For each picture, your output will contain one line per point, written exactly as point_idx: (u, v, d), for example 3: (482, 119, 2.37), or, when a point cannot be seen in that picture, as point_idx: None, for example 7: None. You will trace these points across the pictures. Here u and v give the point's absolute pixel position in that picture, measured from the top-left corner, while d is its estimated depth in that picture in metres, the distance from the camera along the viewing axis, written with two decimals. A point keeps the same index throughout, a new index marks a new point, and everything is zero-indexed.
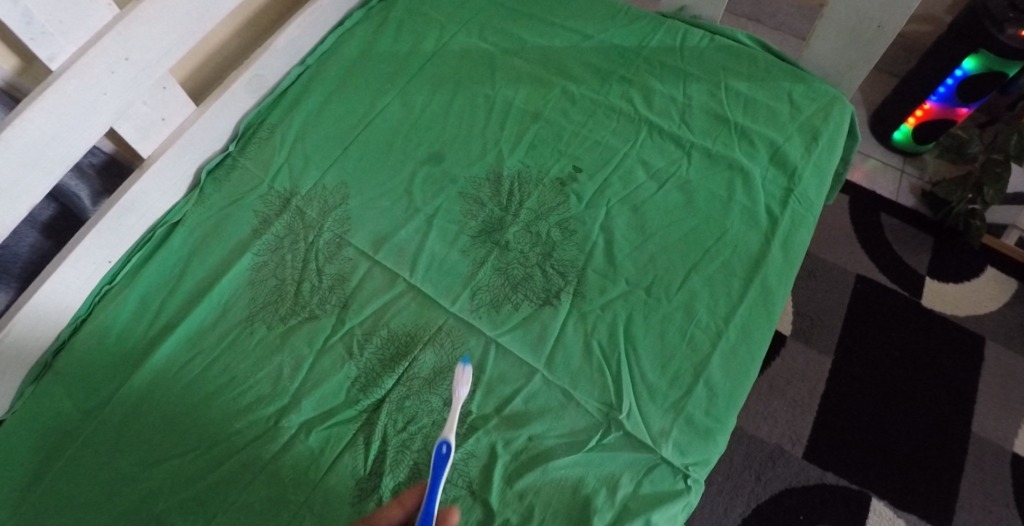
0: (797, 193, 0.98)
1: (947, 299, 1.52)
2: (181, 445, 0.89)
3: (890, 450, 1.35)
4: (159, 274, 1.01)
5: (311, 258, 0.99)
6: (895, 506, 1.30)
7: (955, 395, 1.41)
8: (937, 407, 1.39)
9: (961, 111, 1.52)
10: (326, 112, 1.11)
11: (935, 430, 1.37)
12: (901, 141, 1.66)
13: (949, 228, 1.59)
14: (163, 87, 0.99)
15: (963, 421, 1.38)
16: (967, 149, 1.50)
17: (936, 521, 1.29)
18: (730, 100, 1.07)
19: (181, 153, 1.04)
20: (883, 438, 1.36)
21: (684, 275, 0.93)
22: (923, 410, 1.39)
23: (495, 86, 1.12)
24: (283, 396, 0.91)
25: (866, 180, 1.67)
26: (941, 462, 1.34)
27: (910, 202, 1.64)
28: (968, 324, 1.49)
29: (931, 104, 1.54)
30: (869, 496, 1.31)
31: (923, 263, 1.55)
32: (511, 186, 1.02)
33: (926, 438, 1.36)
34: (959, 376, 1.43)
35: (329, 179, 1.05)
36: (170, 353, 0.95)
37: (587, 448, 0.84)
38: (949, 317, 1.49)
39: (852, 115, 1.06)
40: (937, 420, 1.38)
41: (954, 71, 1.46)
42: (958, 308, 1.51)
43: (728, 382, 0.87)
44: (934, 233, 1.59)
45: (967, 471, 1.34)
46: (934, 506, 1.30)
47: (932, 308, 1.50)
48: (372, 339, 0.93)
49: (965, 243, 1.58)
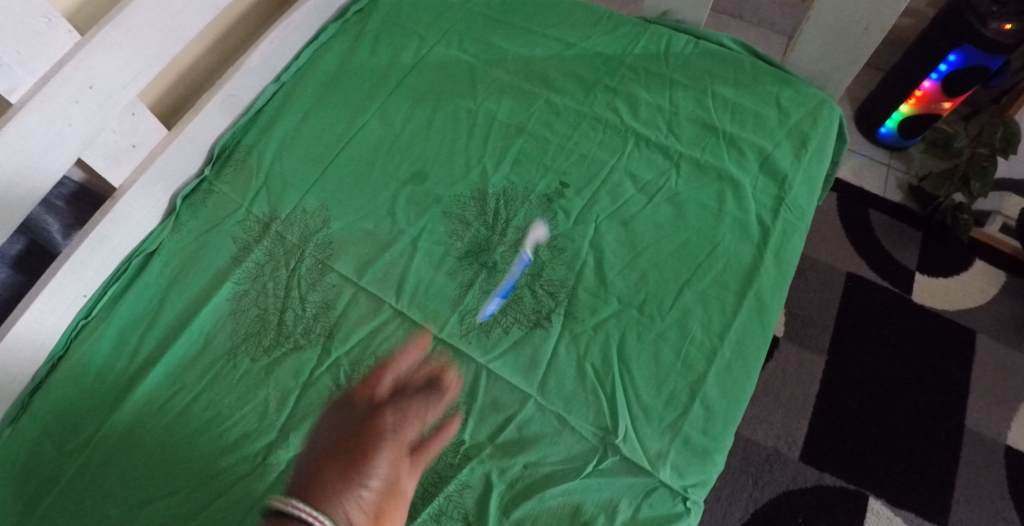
0: (788, 201, 0.96)
1: (937, 294, 1.51)
2: (165, 485, 0.86)
3: (886, 448, 1.34)
4: (136, 306, 0.98)
5: (293, 286, 0.96)
6: (892, 504, 1.30)
7: (947, 391, 1.41)
8: (930, 404, 1.39)
9: (946, 105, 1.53)
10: (303, 131, 1.08)
11: (929, 427, 1.37)
12: (888, 136, 1.66)
13: (937, 222, 1.59)
14: (133, 112, 0.96)
15: (956, 417, 1.38)
16: (954, 144, 1.49)
17: (934, 519, 1.29)
18: (718, 106, 1.04)
19: (155, 179, 1.01)
20: (878, 437, 1.35)
21: (677, 290, 0.91)
22: (917, 407, 1.38)
23: (477, 99, 1.09)
24: (270, 431, 0.88)
25: (854, 175, 1.67)
26: (936, 459, 1.34)
27: (897, 197, 1.63)
28: (959, 319, 1.49)
29: (916, 100, 1.54)
30: (866, 496, 1.30)
31: (912, 259, 1.55)
32: (496, 203, 1.00)
33: (920, 435, 1.36)
34: (951, 372, 1.43)
35: (309, 202, 1.02)
36: (151, 389, 0.92)
37: (583, 474, 0.82)
38: (940, 313, 1.49)
39: (841, 118, 1.04)
40: (930, 417, 1.38)
41: (937, 66, 1.45)
42: (948, 303, 1.50)
43: (726, 400, 0.85)
44: (921, 228, 1.59)
45: (962, 467, 1.34)
46: (931, 504, 1.30)
47: (922, 304, 1.50)
48: (360, 369, 0.90)
49: (953, 237, 1.57)
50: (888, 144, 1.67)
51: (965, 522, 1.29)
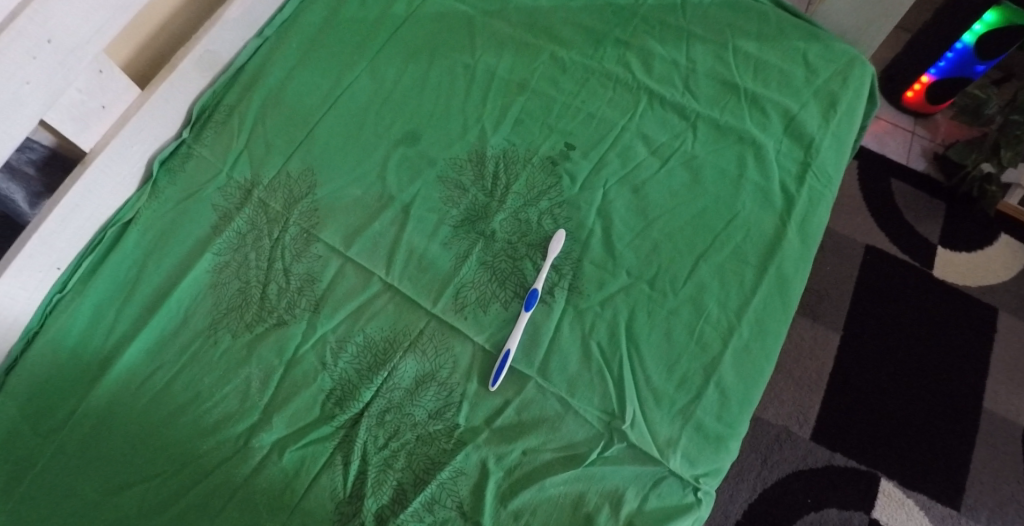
0: (814, 167, 0.88)
1: (959, 270, 1.43)
2: (144, 470, 0.81)
3: (900, 429, 1.28)
4: (112, 279, 0.91)
5: (277, 257, 0.89)
6: (904, 486, 1.24)
7: (965, 370, 1.34)
8: (947, 383, 1.32)
9: (973, 71, 1.44)
10: (287, 88, 1.00)
11: (944, 407, 1.30)
12: (912, 101, 1.56)
13: (962, 194, 1.50)
14: (99, 70, 0.88)
15: (973, 397, 1.32)
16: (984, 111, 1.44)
17: (947, 501, 1.23)
18: (739, 62, 0.96)
19: (128, 143, 0.94)
20: (892, 416, 1.29)
21: (692, 264, 0.84)
22: (933, 387, 1.32)
23: (475, 53, 1.00)
24: (252, 413, 0.82)
25: (875, 143, 1.58)
26: (951, 440, 1.28)
27: (921, 165, 1.54)
28: (981, 295, 1.41)
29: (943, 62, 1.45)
30: (879, 477, 1.24)
31: (935, 231, 1.47)
32: (496, 166, 0.92)
33: (936, 415, 1.30)
34: (970, 351, 1.36)
35: (294, 165, 0.95)
36: (128, 367, 0.86)
37: (587, 461, 0.77)
38: (962, 289, 1.41)
39: (873, 77, 0.96)
40: (947, 397, 1.31)
41: (972, 26, 1.36)
42: (971, 279, 1.43)
43: (742, 384, 0.79)
44: (946, 199, 1.50)
45: (978, 448, 1.28)
46: (945, 485, 1.24)
47: (945, 280, 1.42)
48: (347, 347, 0.84)
49: (980, 210, 1.49)
50: (913, 109, 1.58)
51: (979, 504, 1.23)
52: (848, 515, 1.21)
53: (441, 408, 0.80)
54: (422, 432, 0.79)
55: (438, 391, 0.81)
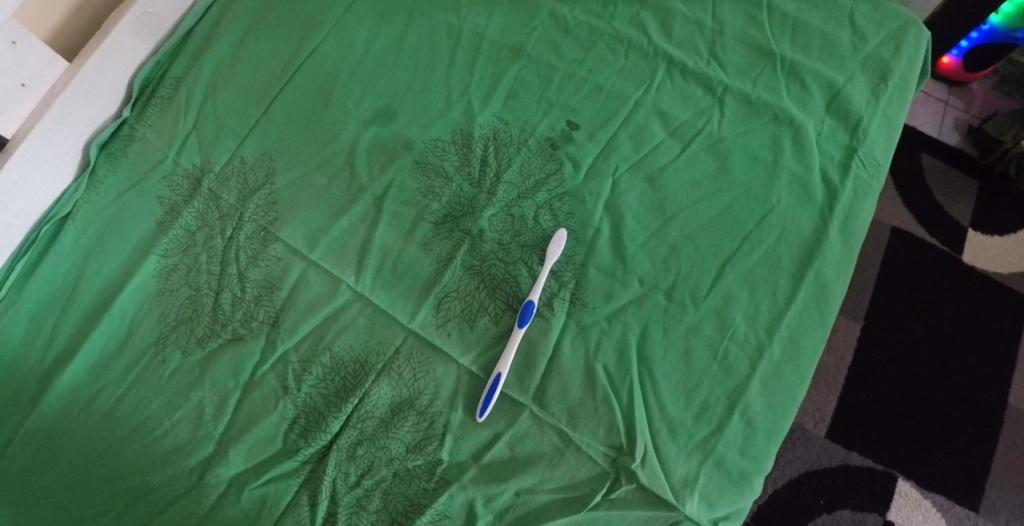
0: (860, 153, 0.75)
1: (990, 255, 1.28)
2: (86, 509, 0.69)
3: (919, 427, 1.17)
4: (48, 284, 0.79)
5: (230, 259, 0.77)
6: (922, 486, 1.14)
7: (992, 363, 1.21)
8: (972, 377, 1.20)
9: None
10: (241, 59, 0.86)
11: (966, 402, 1.18)
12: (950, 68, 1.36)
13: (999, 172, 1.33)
14: (12, 41, 0.74)
15: (999, 392, 1.19)
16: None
17: (961, 501, 1.13)
18: (774, 24, 0.81)
19: (57, 125, 0.80)
20: (909, 414, 1.17)
21: (717, 271, 0.71)
22: (955, 382, 1.19)
23: (460, 11, 0.85)
24: (207, 443, 0.71)
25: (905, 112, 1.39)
26: (972, 438, 1.17)
27: (954, 139, 1.36)
28: (1013, 283, 1.26)
29: None
30: (896, 478, 1.14)
31: (965, 211, 1.31)
32: (484, 150, 0.79)
33: (956, 412, 1.18)
34: (999, 342, 1.22)
35: (248, 150, 0.82)
36: (66, 389, 0.74)
37: (590, 505, 0.66)
38: (991, 276, 1.27)
39: (930, 44, 0.80)
40: (970, 392, 1.19)
41: None
42: (1002, 265, 1.27)
43: (771, 413, 0.68)
44: (979, 176, 1.33)
45: (999, 448, 1.16)
46: (962, 486, 1.14)
47: (974, 266, 1.27)
48: (311, 369, 0.73)
49: (1017, 190, 1.32)
50: (949, 76, 1.38)
51: (998, 505, 1.13)
52: (862, 517, 1.11)
53: (421, 441, 0.69)
54: (399, 467, 0.69)
55: (417, 422, 0.70)
